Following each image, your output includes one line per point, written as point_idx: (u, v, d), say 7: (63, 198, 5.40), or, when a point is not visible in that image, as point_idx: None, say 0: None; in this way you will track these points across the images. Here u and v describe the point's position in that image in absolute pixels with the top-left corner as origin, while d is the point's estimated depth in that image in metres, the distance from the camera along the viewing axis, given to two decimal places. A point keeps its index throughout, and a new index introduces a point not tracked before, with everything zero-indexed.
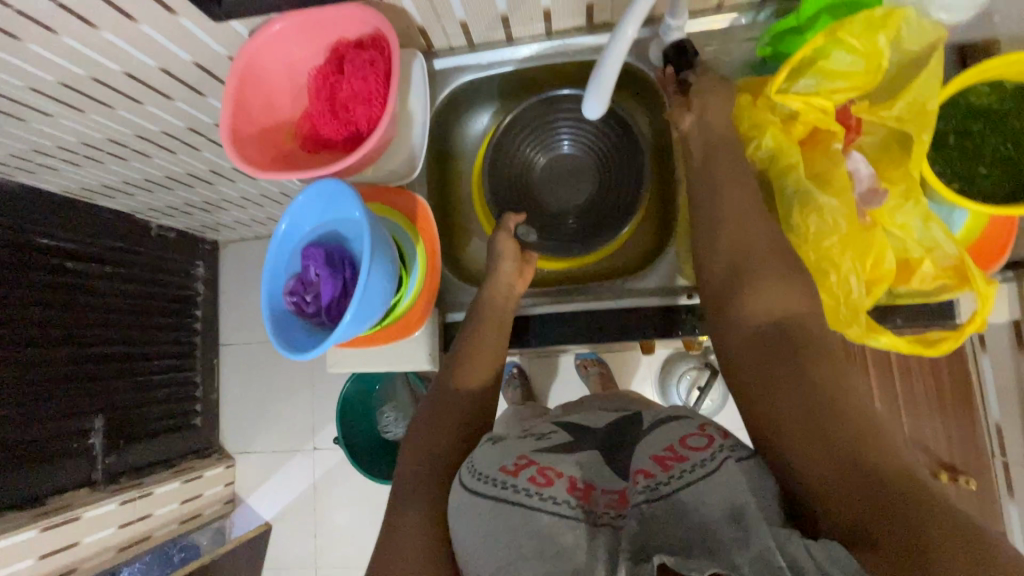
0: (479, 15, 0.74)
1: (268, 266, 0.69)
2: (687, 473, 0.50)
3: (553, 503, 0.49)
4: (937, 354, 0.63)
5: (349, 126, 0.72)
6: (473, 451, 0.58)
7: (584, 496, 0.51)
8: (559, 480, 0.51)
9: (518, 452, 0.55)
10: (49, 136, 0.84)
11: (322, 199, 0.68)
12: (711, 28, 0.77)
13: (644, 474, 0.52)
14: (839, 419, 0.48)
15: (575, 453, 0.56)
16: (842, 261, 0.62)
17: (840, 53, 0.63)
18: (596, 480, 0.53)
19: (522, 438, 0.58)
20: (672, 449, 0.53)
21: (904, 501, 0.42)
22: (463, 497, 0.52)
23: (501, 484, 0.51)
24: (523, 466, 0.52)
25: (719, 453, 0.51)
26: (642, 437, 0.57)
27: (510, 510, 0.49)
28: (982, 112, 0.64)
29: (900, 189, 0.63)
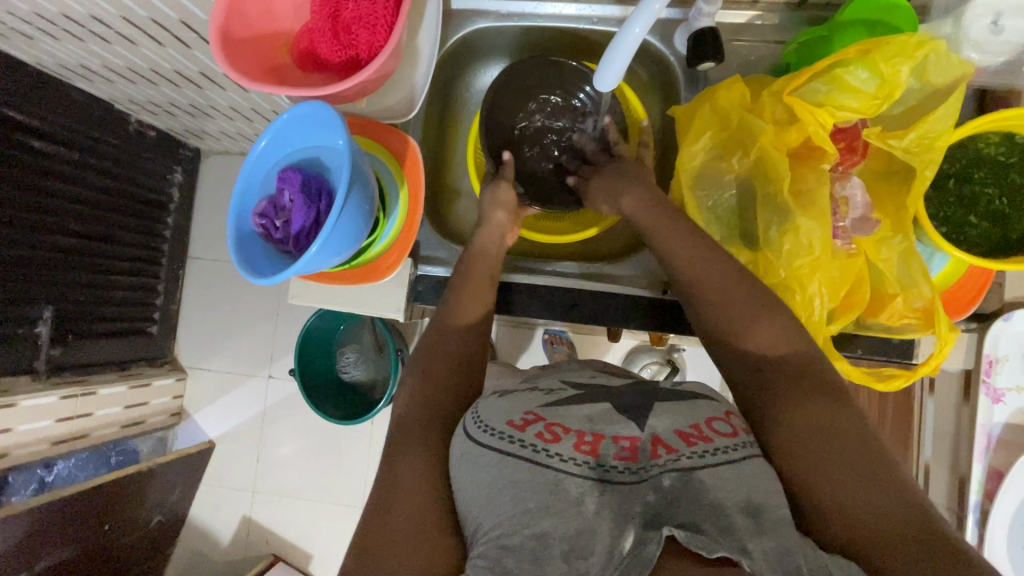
0: None
1: (241, 182, 0.66)
2: (708, 454, 0.48)
3: (560, 461, 0.48)
4: (886, 389, 0.64)
5: (348, 50, 0.68)
6: (478, 402, 0.57)
7: (593, 450, 0.49)
8: (567, 436, 0.49)
9: (524, 407, 0.53)
10: (27, 1, 0.75)
11: (309, 123, 0.65)
12: (742, 23, 0.75)
13: (664, 446, 0.49)
14: (847, 451, 0.48)
15: (586, 405, 0.54)
16: (809, 285, 0.62)
17: (859, 69, 0.61)
18: (605, 428, 0.50)
19: (529, 392, 0.57)
20: (697, 427, 0.50)
21: (911, 538, 0.42)
22: (466, 446, 0.52)
23: (506, 437, 0.50)
24: (531, 422, 0.51)
25: (744, 446, 0.49)
26: (656, 403, 0.53)
27: (514, 462, 0.48)
28: (987, 161, 0.63)
29: (889, 221, 0.63)
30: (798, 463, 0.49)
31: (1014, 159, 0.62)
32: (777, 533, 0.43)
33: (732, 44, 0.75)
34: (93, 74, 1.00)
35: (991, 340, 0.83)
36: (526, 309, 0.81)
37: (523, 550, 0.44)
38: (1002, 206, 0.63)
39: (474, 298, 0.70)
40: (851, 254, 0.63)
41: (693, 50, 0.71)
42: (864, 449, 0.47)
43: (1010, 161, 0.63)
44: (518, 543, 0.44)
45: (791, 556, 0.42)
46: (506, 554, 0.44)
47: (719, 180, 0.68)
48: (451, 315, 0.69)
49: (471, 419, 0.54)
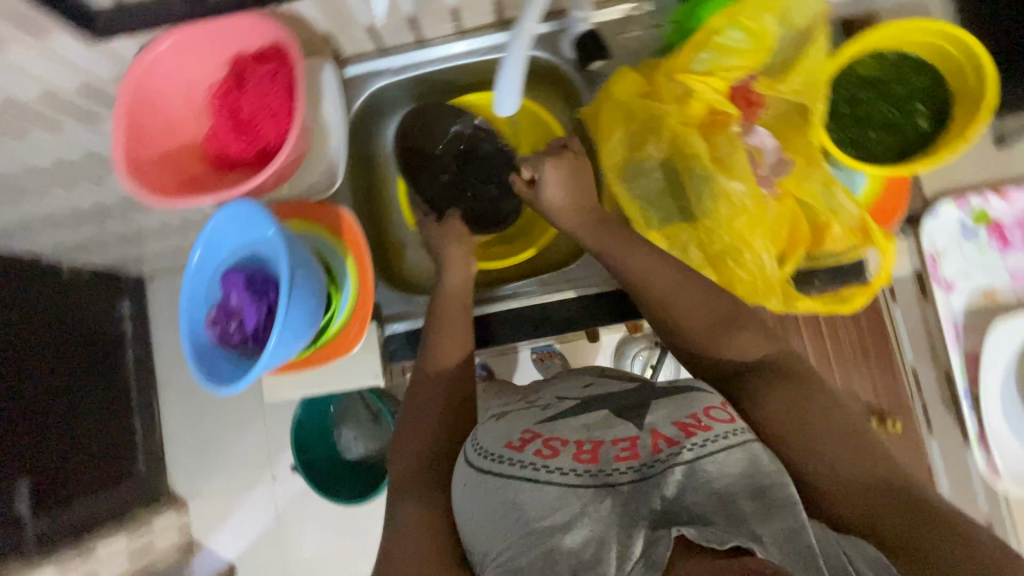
0: (389, 16, 0.74)
1: (186, 296, 0.66)
2: (709, 443, 0.48)
3: (559, 474, 0.48)
4: (853, 310, 0.66)
5: (257, 141, 0.69)
6: (477, 428, 0.57)
7: (593, 458, 0.49)
8: (565, 448, 0.50)
9: (522, 426, 0.54)
10: None
11: (240, 221, 0.65)
12: (623, 17, 0.78)
13: (665, 439, 0.49)
14: (824, 435, 0.50)
15: (585, 413, 0.54)
16: (753, 240, 0.64)
17: (731, 31, 0.66)
18: (603, 435, 0.51)
19: (526, 409, 0.57)
20: (695, 417, 0.50)
21: (914, 514, 0.45)
22: (468, 474, 0.52)
23: (505, 460, 0.50)
24: (528, 440, 0.51)
25: (743, 430, 0.49)
26: (654, 400, 0.53)
27: (517, 483, 0.48)
28: (870, 82, 0.68)
29: (803, 158, 0.67)
30: (799, 461, 0.50)
31: (890, 74, 0.68)
32: (783, 514, 0.43)
33: (619, 38, 0.79)
34: None
35: (927, 238, 0.88)
36: (500, 336, 0.81)
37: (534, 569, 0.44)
38: (894, 116, 0.68)
39: (438, 348, 0.69)
40: (777, 197, 0.67)
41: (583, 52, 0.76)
42: (848, 427, 0.51)
43: (889, 78, 0.68)
44: (529, 564, 0.44)
45: (800, 537, 0.41)
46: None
47: (643, 167, 0.70)
48: (421, 372, 0.68)
49: (470, 444, 0.55)
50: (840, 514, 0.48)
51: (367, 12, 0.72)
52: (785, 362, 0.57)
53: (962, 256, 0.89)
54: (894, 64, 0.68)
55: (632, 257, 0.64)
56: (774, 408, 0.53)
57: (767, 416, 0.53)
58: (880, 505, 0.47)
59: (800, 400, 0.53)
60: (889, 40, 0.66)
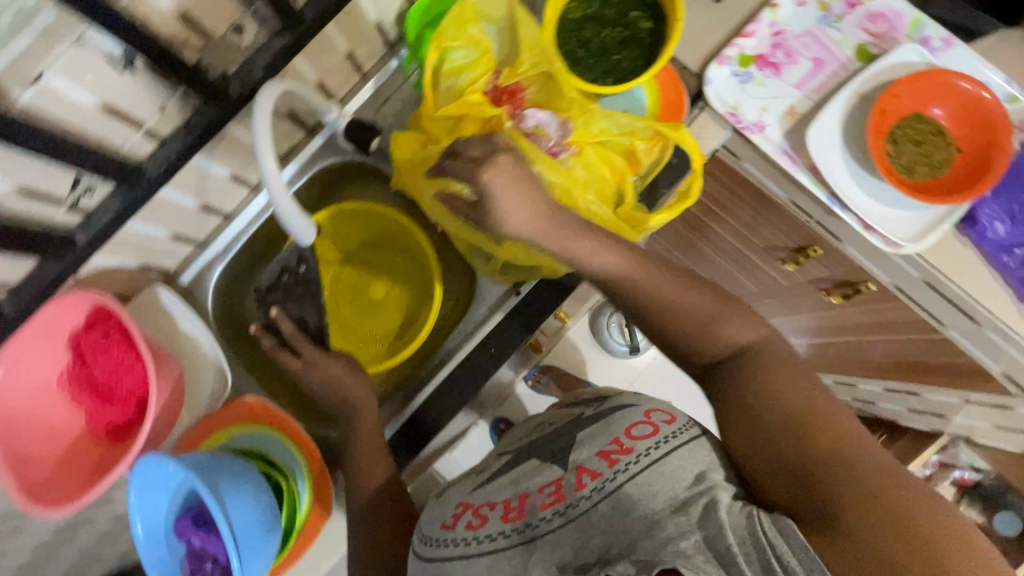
0: (179, 218, 0.77)
1: (152, 564, 0.66)
2: (632, 465, 0.50)
3: (489, 540, 0.54)
4: (698, 197, 0.70)
5: (132, 398, 0.71)
6: (423, 514, 0.63)
7: (519, 513, 0.54)
8: (494, 511, 0.56)
9: (455, 502, 0.59)
10: None
11: (154, 479, 0.63)
12: (373, 93, 0.84)
13: (591, 474, 0.52)
14: (789, 415, 0.47)
15: (514, 468, 0.59)
16: (580, 198, 0.69)
17: (453, 53, 0.72)
18: (529, 485, 0.55)
19: (464, 480, 0.63)
20: (616, 441, 0.52)
21: (867, 499, 0.41)
22: (417, 565, 0.58)
23: (444, 542, 0.56)
24: (459, 516, 0.57)
25: (669, 438, 0.50)
26: (579, 432, 0.56)
27: (455, 564, 0.54)
28: (586, 19, 0.74)
29: (575, 109, 0.71)
30: (753, 451, 0.47)
31: (596, 5, 0.74)
32: (710, 520, 0.45)
33: (380, 111, 0.84)
34: None
35: None
36: (441, 419, 0.81)
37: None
38: (622, 32, 0.74)
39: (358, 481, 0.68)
40: (575, 154, 0.71)
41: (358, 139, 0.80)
42: (850, 432, 0.45)
43: (597, 7, 0.74)
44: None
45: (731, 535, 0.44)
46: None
47: None
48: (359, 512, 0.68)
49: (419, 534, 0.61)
50: (801, 512, 0.44)
51: (158, 228, 0.75)
52: (776, 353, 0.52)
53: None
54: None
55: (589, 249, 0.58)
56: (739, 391, 0.50)
57: (725, 401, 0.51)
58: (833, 485, 0.43)
59: (788, 388, 0.48)
60: None
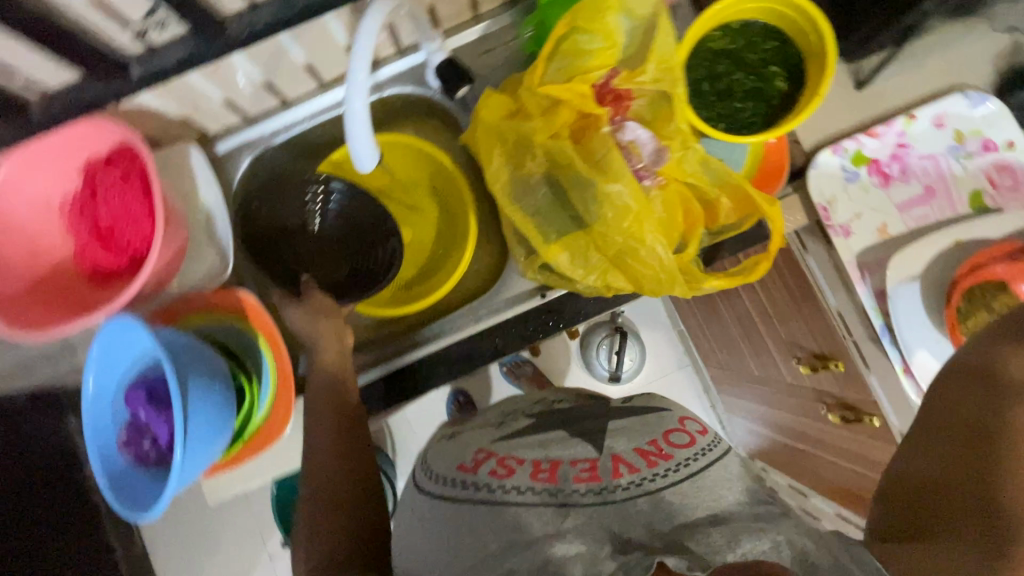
0: (239, 87, 0.72)
1: (87, 424, 0.62)
2: (670, 472, 0.57)
3: (517, 492, 0.58)
4: (758, 278, 0.67)
5: (128, 249, 0.66)
6: (438, 447, 0.71)
7: (549, 477, 0.59)
8: (522, 467, 0.61)
9: (478, 448, 0.65)
10: None
11: (124, 339, 0.61)
12: (476, 38, 0.79)
13: (629, 466, 0.59)
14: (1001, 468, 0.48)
15: (540, 434, 0.66)
16: (644, 236, 0.63)
17: (580, 35, 0.67)
18: (562, 456, 0.61)
19: (482, 430, 0.70)
20: (655, 444, 0.61)
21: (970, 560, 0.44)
22: (422, 499, 0.64)
23: (461, 482, 0.61)
24: (482, 461, 0.63)
25: (698, 451, 0.59)
26: (612, 425, 0.65)
27: (472, 506, 0.58)
28: (723, 53, 0.69)
29: (676, 141, 0.67)
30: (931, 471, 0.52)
31: (740, 43, 0.69)
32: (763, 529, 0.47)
33: (478, 60, 0.79)
34: None
35: None
36: (419, 385, 0.79)
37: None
38: (754, 82, 0.69)
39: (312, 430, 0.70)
40: (660, 186, 0.67)
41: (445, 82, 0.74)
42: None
43: (739, 46, 0.69)
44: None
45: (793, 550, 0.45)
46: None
47: (529, 184, 0.69)
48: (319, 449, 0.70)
49: (423, 471, 0.68)
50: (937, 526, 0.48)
51: (214, 88, 0.70)
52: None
53: None
54: (741, 31, 0.69)
55: None
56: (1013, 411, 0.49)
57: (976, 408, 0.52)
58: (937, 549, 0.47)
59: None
60: (732, 11, 0.68)
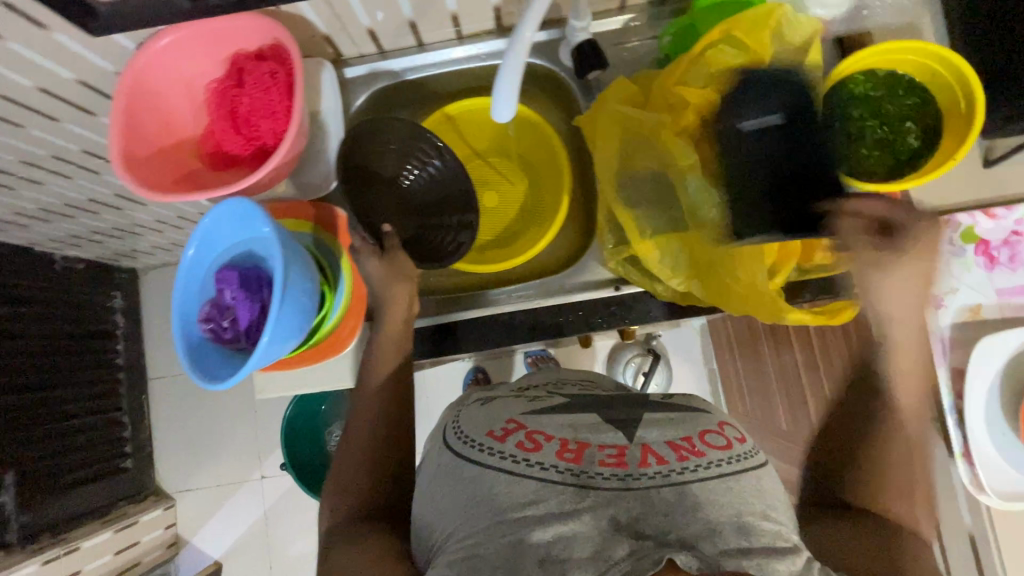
0: (385, 20, 0.75)
1: (178, 289, 0.65)
2: (700, 469, 0.55)
3: (540, 468, 0.55)
4: (841, 322, 0.67)
5: (255, 141, 0.70)
6: (464, 410, 0.67)
7: (576, 457, 0.56)
8: (550, 444, 0.57)
9: (506, 417, 0.62)
10: None
11: (233, 217, 0.64)
12: (616, 28, 0.80)
13: (658, 457, 0.56)
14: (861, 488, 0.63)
15: (571, 415, 0.62)
16: (744, 253, 0.66)
17: (727, 46, 0.67)
18: (592, 438, 0.58)
19: (514, 399, 0.66)
20: (689, 440, 0.58)
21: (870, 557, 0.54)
22: (445, 456, 0.61)
23: (485, 448, 0.58)
24: (511, 431, 0.59)
25: (731, 458, 0.56)
26: (646, 416, 0.61)
27: (494, 473, 0.56)
28: (861, 98, 0.69)
29: (796, 171, 0.67)
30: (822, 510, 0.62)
31: (881, 91, 0.69)
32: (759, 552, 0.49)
33: (612, 49, 0.80)
34: (27, 220, 1.12)
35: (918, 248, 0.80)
36: (476, 340, 0.82)
37: (499, 556, 0.50)
38: (885, 133, 0.69)
39: (372, 366, 0.72)
40: (767, 210, 0.68)
41: (579, 64, 0.75)
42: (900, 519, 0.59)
43: (880, 95, 0.69)
44: (492, 551, 0.51)
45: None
46: (478, 561, 0.51)
47: (637, 176, 0.71)
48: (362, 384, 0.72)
49: (452, 430, 0.63)
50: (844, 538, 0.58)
51: (364, 16, 0.73)
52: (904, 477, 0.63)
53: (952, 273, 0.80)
54: (885, 81, 0.69)
55: None
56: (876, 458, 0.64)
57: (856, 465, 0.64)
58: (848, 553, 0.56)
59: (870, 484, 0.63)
60: (882, 58, 0.67)
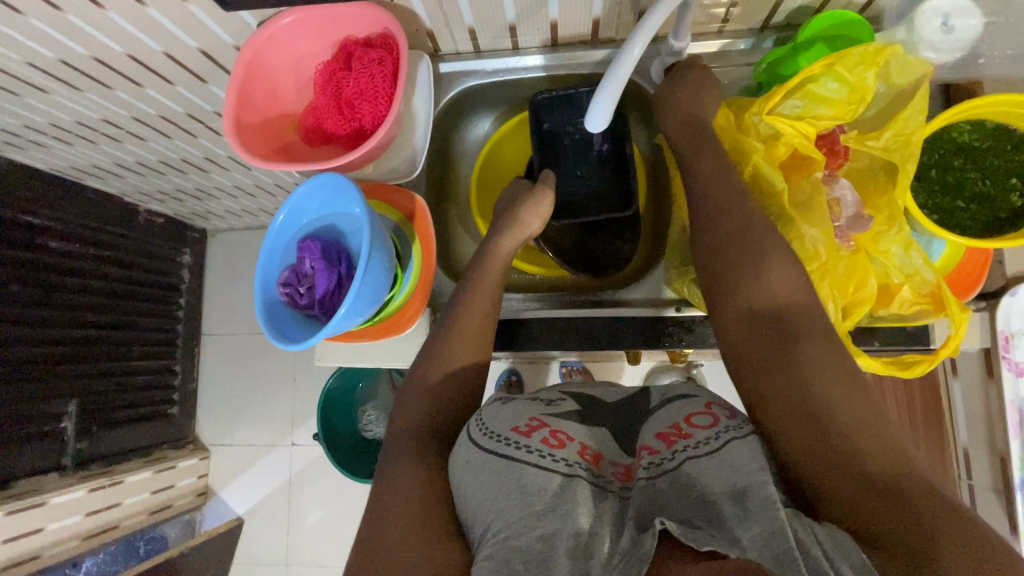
0: (487, 22, 0.77)
1: (264, 253, 0.69)
2: (690, 449, 0.54)
3: (564, 464, 0.53)
4: (911, 376, 0.65)
5: (353, 122, 0.75)
6: (482, 408, 0.62)
7: (593, 460, 0.56)
8: (571, 443, 0.56)
9: (529, 414, 0.59)
10: (69, 110, 0.94)
11: (325, 189, 0.68)
12: (712, 52, 0.80)
13: (649, 450, 0.56)
14: (829, 399, 0.53)
15: (586, 423, 0.60)
16: (821, 288, 0.65)
17: (828, 81, 0.66)
18: (607, 453, 0.58)
19: (531, 401, 0.62)
20: (677, 426, 0.57)
21: (863, 502, 0.47)
22: (471, 452, 0.56)
23: (513, 443, 0.55)
24: (535, 428, 0.57)
25: (722, 434, 0.54)
26: (650, 416, 0.61)
27: (523, 467, 0.53)
28: (963, 148, 0.67)
29: (884, 216, 0.65)
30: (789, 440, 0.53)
31: (987, 144, 0.66)
32: (763, 516, 0.46)
33: None
34: (125, 171, 1.21)
35: (1002, 315, 0.86)
36: (529, 341, 0.83)
37: (528, 551, 0.47)
38: (986, 187, 0.66)
39: (434, 351, 0.69)
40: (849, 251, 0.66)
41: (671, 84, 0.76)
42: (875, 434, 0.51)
43: (985, 147, 0.66)
44: (524, 545, 0.47)
45: (781, 539, 0.45)
46: (514, 555, 0.47)
47: None
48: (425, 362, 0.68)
49: (475, 424, 0.59)
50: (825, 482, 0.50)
51: (468, 16, 0.76)
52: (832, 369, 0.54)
53: None
54: (993, 133, 0.66)
55: None
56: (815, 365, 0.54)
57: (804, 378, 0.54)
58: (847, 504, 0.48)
59: (835, 396, 0.53)
60: (992, 109, 0.65)
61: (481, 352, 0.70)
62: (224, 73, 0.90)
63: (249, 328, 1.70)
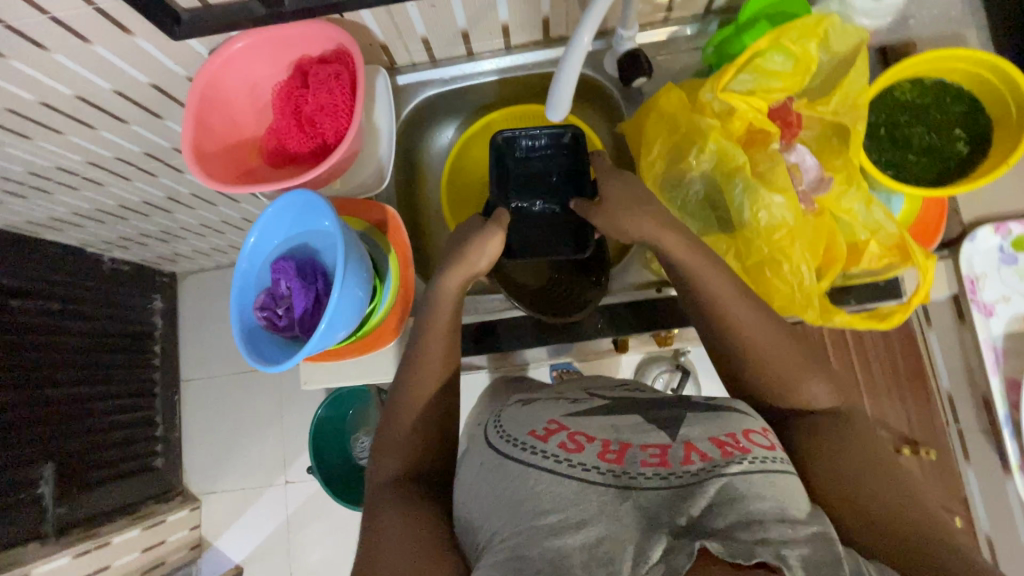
0: (439, 30, 0.78)
1: (237, 281, 0.68)
2: (748, 463, 0.51)
3: (582, 469, 0.52)
4: (888, 327, 0.67)
5: (316, 139, 0.74)
6: (504, 410, 0.63)
7: (617, 459, 0.53)
8: (591, 445, 0.54)
9: (547, 416, 0.58)
10: (18, 160, 0.91)
11: (295, 208, 0.67)
12: (660, 40, 0.83)
13: (699, 454, 0.52)
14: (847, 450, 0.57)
15: (612, 415, 0.58)
16: (793, 252, 0.66)
17: (774, 55, 0.69)
18: (631, 437, 0.54)
19: (555, 400, 0.61)
20: (734, 436, 0.54)
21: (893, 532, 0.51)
22: (487, 454, 0.57)
23: (529, 447, 0.54)
24: (553, 432, 0.55)
25: (779, 459, 0.52)
26: (691, 414, 0.57)
27: (536, 473, 0.52)
28: (907, 105, 0.70)
29: (841, 176, 0.68)
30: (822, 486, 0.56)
31: (927, 99, 0.69)
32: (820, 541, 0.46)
33: (655, 59, 0.83)
34: (85, 220, 1.18)
35: (966, 259, 0.90)
36: (516, 341, 0.82)
37: (541, 560, 0.47)
38: (932, 140, 0.69)
39: (417, 362, 0.69)
40: (815, 213, 0.68)
41: (625, 72, 0.78)
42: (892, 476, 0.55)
43: (926, 102, 0.70)
44: (535, 555, 0.47)
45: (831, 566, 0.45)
46: (524, 565, 0.47)
47: (684, 178, 0.72)
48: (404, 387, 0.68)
49: (493, 428, 0.60)
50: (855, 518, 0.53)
51: (421, 26, 0.77)
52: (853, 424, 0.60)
53: (1002, 281, 0.90)
54: (931, 89, 0.70)
55: None
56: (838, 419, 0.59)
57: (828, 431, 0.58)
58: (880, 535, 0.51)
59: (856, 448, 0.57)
60: (927, 67, 0.68)
61: (449, 365, 0.70)
62: (178, 106, 0.89)
63: (229, 368, 1.65)
